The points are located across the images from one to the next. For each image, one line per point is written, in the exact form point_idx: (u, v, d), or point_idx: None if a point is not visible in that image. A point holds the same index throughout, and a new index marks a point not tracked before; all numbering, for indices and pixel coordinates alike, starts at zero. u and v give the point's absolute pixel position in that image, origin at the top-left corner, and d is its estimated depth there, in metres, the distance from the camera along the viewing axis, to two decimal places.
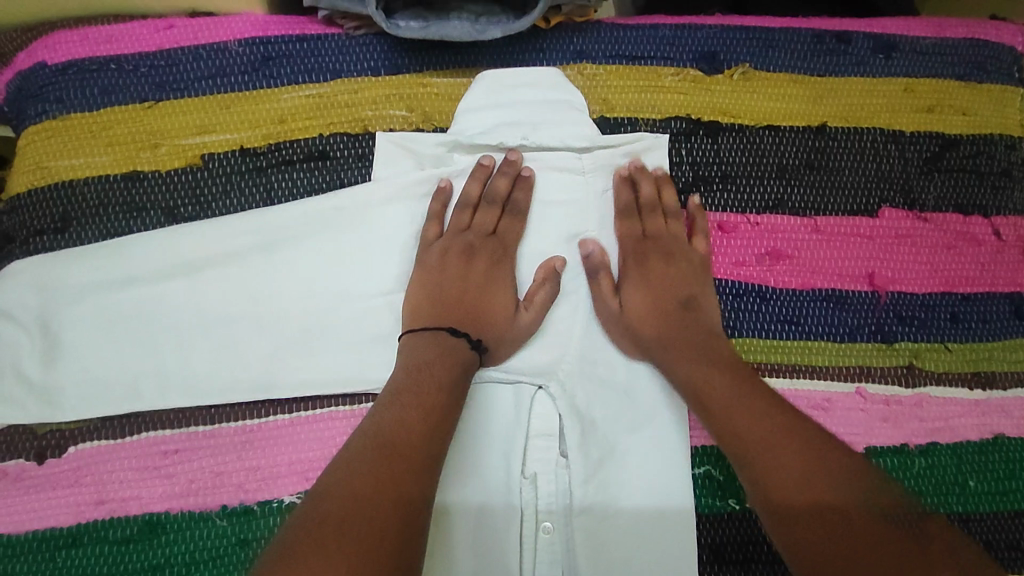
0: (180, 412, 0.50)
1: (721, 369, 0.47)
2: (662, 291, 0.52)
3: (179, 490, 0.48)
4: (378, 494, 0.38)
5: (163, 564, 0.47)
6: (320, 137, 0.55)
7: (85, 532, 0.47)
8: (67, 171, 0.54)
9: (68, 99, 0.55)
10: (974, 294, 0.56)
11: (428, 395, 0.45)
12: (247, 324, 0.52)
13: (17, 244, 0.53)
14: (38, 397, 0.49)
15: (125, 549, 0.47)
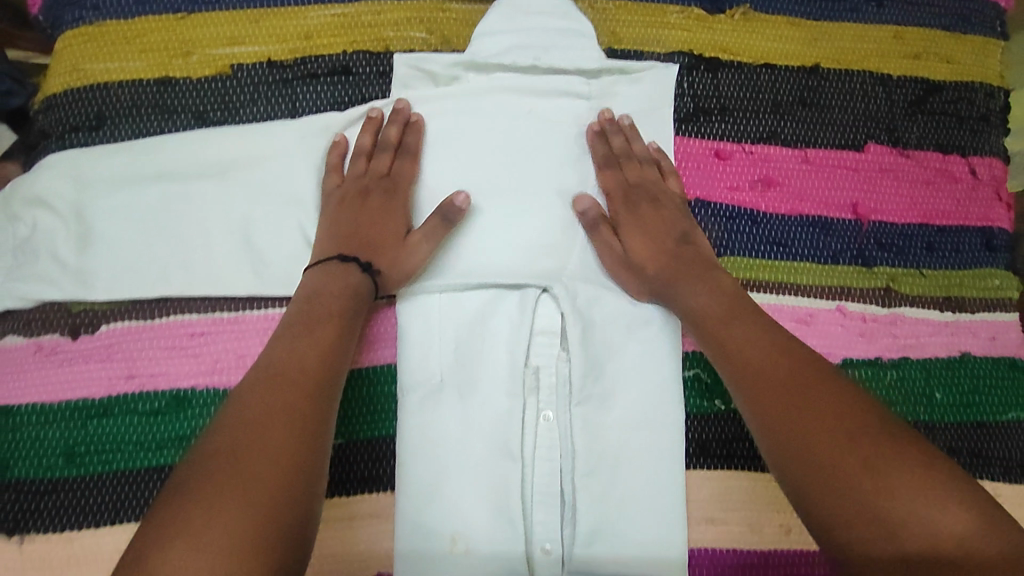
0: (210, 300, 0.53)
1: (722, 307, 0.50)
2: (659, 237, 0.55)
3: (205, 368, 0.52)
4: (247, 458, 0.38)
5: (190, 435, 0.51)
6: (343, 53, 0.58)
7: (116, 404, 0.51)
8: (103, 74, 0.56)
9: (103, 7, 0.57)
10: (949, 226, 0.60)
11: (309, 347, 0.46)
12: (269, 220, 0.54)
13: (53, 140, 0.56)
14: (70, 277, 0.52)
15: (154, 421, 0.51)
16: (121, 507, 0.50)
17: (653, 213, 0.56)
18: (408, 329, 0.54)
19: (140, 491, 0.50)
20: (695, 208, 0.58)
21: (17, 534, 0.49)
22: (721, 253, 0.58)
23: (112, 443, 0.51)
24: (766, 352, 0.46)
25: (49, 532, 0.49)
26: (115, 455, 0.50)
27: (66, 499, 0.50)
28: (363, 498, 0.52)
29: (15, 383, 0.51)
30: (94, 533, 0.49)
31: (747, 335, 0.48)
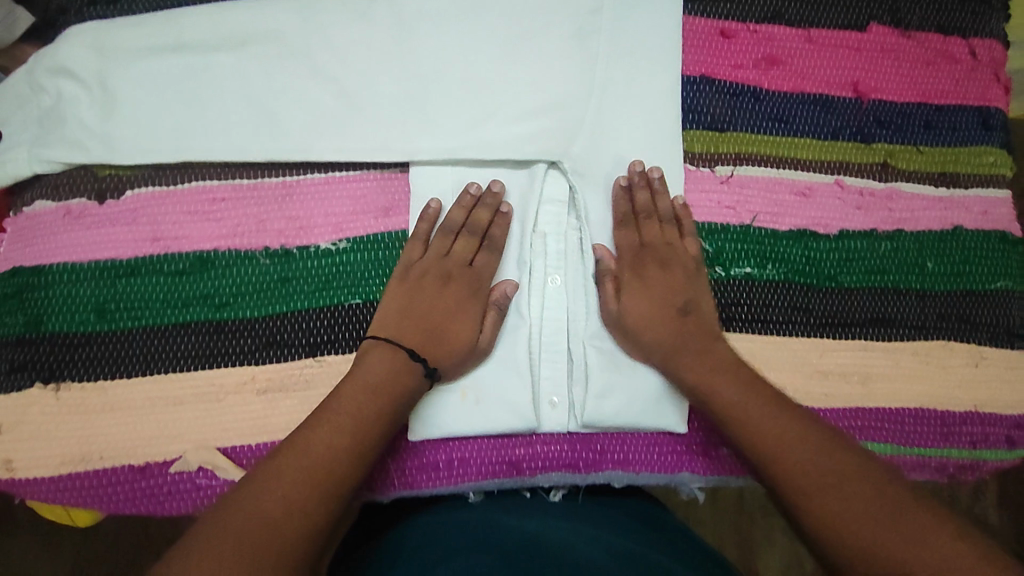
0: (227, 168, 0.56)
1: (734, 386, 0.50)
2: (659, 300, 0.54)
3: (227, 232, 0.55)
4: (261, 523, 0.41)
5: (213, 293, 0.54)
6: None
7: (142, 265, 0.53)
8: None
9: None
10: (947, 106, 0.62)
11: (351, 432, 0.47)
12: (287, 96, 0.56)
13: (73, 15, 0.58)
14: (95, 141, 0.54)
15: (179, 280, 0.54)
16: (150, 360, 0.53)
17: (661, 271, 0.55)
18: (421, 195, 0.57)
19: (168, 346, 0.53)
20: (700, 85, 0.60)
21: (52, 383, 0.52)
22: (724, 129, 0.60)
23: (140, 301, 0.53)
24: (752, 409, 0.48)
25: (84, 381, 0.52)
26: (143, 313, 0.53)
27: (98, 353, 0.52)
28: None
29: (45, 243, 0.54)
30: (126, 384, 0.52)
31: (740, 397, 0.49)
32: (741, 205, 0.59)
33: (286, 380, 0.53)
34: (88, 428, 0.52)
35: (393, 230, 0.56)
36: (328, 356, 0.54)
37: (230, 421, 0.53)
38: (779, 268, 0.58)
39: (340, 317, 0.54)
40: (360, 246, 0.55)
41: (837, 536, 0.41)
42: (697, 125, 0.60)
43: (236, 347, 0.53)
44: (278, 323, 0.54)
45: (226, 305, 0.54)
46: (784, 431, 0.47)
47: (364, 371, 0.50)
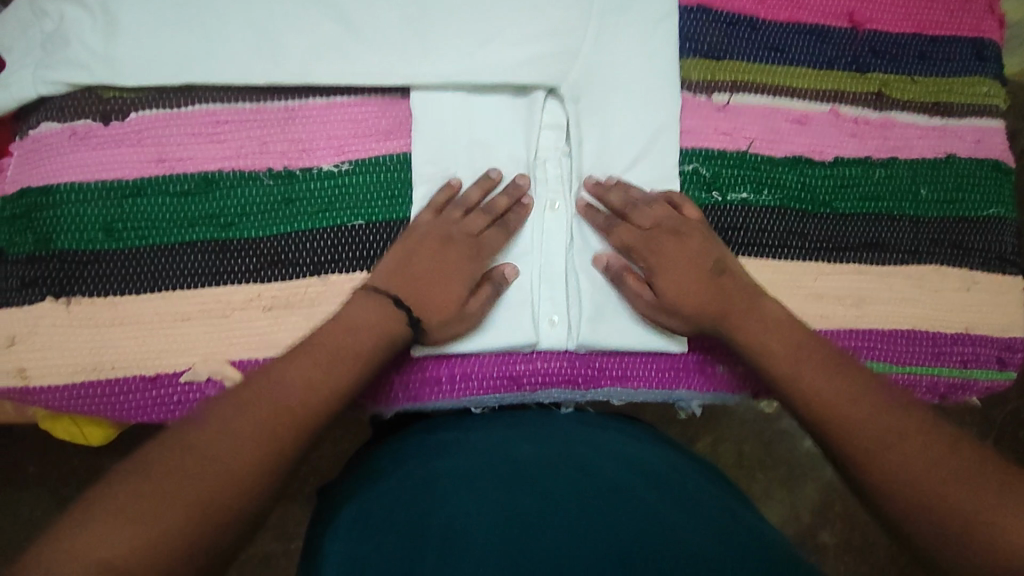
0: (230, 92, 0.57)
1: (782, 345, 0.50)
2: (693, 263, 0.54)
3: (231, 154, 0.57)
4: (239, 440, 0.40)
5: (217, 212, 0.56)
6: None
7: (149, 185, 0.56)
8: None
9: None
10: (942, 37, 0.63)
11: (335, 368, 0.46)
12: (283, 18, 0.57)
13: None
14: (99, 60, 0.55)
15: (184, 199, 0.56)
16: (158, 277, 0.55)
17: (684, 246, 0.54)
18: (422, 119, 0.58)
19: (174, 263, 0.55)
20: (698, 14, 0.62)
21: (63, 298, 0.54)
22: (722, 57, 0.62)
23: (147, 220, 0.55)
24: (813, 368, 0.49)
25: (94, 296, 0.54)
26: (151, 231, 0.55)
27: (106, 269, 0.54)
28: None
29: (54, 162, 0.56)
30: (135, 299, 0.54)
31: (794, 355, 0.50)
32: (737, 131, 0.60)
33: (292, 297, 0.56)
34: (99, 339, 0.54)
35: (394, 152, 0.58)
36: (331, 275, 0.56)
37: (238, 336, 0.55)
38: (775, 194, 0.59)
39: (343, 237, 0.56)
40: (361, 168, 0.58)
41: (877, 474, 0.42)
42: (695, 53, 0.62)
43: (241, 266, 0.55)
44: (283, 242, 0.56)
45: (232, 225, 0.56)
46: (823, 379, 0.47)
47: (352, 319, 0.49)
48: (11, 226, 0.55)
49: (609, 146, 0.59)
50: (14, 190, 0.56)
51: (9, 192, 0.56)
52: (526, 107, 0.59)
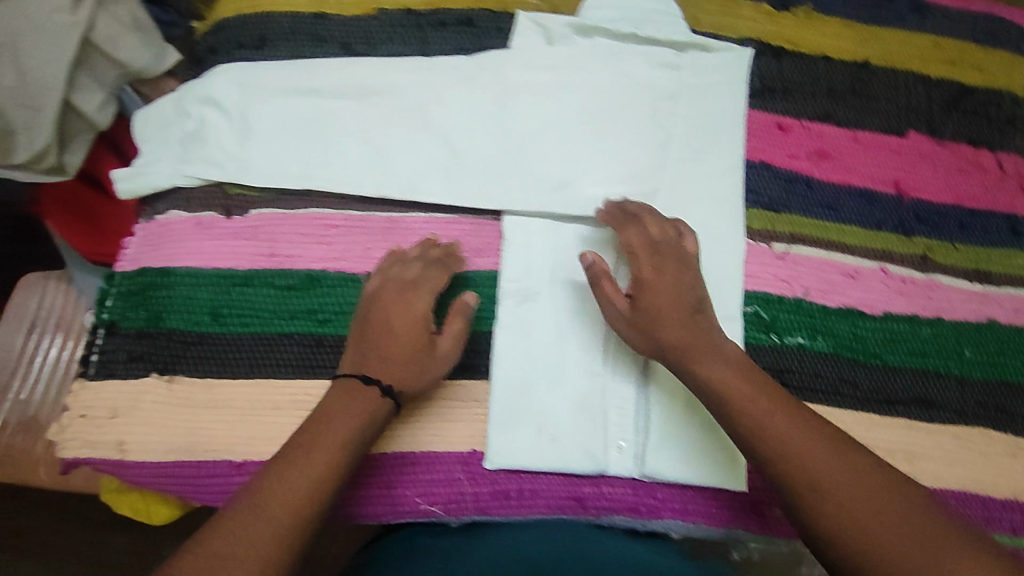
0: (341, 198, 0.64)
1: (767, 399, 0.51)
2: (680, 295, 0.57)
3: (336, 256, 0.62)
4: (246, 548, 0.43)
5: (317, 308, 0.61)
6: (470, 9, 0.69)
7: (257, 277, 0.61)
8: (270, 5, 0.68)
9: None
10: (979, 209, 0.70)
11: (325, 461, 0.49)
12: (399, 140, 0.65)
13: (219, 55, 0.67)
14: (232, 161, 0.62)
15: (288, 294, 0.61)
16: (255, 364, 0.59)
17: (666, 277, 0.57)
18: (513, 241, 0.64)
19: (271, 352, 0.59)
20: (760, 170, 0.70)
21: (166, 374, 0.58)
22: (781, 209, 0.69)
23: (251, 309, 0.60)
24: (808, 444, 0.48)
25: (194, 377, 0.58)
26: (255, 321, 0.60)
27: (209, 351, 0.59)
28: (460, 381, 0.61)
29: (173, 248, 0.61)
30: (232, 382, 0.58)
31: (795, 434, 0.49)
32: (794, 280, 0.67)
33: None
34: (192, 422, 0.57)
35: (483, 269, 0.63)
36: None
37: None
38: (829, 342, 0.64)
39: None
40: (452, 281, 0.63)
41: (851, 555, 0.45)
42: (756, 204, 0.69)
43: (333, 362, 0.60)
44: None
45: (328, 322, 0.61)
46: (821, 457, 0.48)
47: (329, 416, 0.52)
48: (127, 302, 0.60)
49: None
50: (133, 269, 0.61)
51: (127, 270, 0.62)
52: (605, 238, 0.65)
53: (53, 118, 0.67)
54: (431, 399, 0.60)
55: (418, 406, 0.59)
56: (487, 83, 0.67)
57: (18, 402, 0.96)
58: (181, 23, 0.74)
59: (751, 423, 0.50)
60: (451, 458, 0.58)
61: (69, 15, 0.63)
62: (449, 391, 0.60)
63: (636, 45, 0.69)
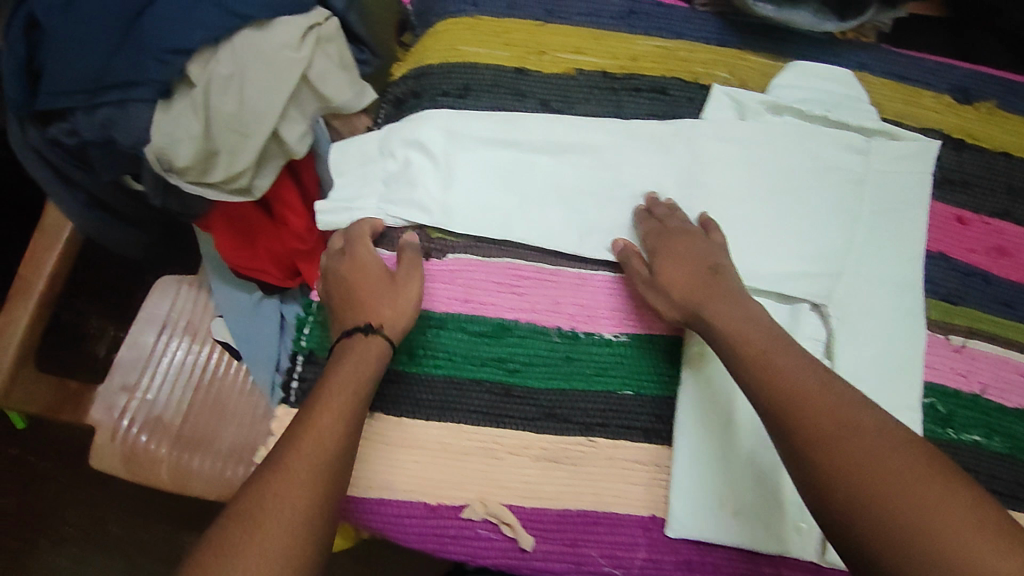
0: (535, 252, 0.67)
1: (806, 373, 0.53)
2: (693, 263, 0.62)
3: (527, 307, 0.66)
4: (299, 485, 0.48)
5: (509, 358, 0.65)
6: (661, 77, 0.72)
7: (452, 321, 0.65)
8: (473, 56, 0.70)
9: (482, 5, 0.72)
10: None
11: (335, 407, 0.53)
12: (595, 200, 0.69)
13: (424, 100, 0.70)
14: (437, 206, 0.66)
15: (483, 340, 0.65)
16: (450, 407, 0.63)
17: (681, 252, 0.63)
18: None
19: (464, 397, 0.63)
20: (940, 261, 0.72)
21: (366, 409, 0.62)
22: (959, 302, 0.71)
23: (446, 352, 0.64)
24: (837, 426, 0.50)
25: (393, 413, 0.62)
26: (448, 363, 0.64)
27: (405, 390, 0.63)
28: (643, 444, 0.64)
29: None
30: (428, 423, 0.62)
31: (819, 406, 0.51)
32: (970, 375, 0.69)
33: (561, 453, 0.63)
34: (393, 458, 0.61)
35: (666, 333, 0.66)
36: (598, 437, 0.64)
37: (510, 481, 0.62)
38: (1005, 442, 0.68)
39: (613, 402, 0.64)
40: (636, 342, 0.66)
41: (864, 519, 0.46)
42: (934, 294, 0.71)
43: (521, 412, 0.64)
44: (560, 397, 0.64)
45: (519, 372, 0.64)
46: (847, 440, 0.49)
47: (339, 363, 0.56)
48: None
49: (853, 364, 0.67)
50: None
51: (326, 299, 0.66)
52: (788, 314, 0.68)
53: (258, 145, 0.69)
54: (615, 459, 0.63)
55: (603, 465, 0.63)
56: (680, 151, 0.70)
57: (144, 403, 1.00)
58: (372, 61, 0.78)
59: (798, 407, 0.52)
60: (632, 521, 0.63)
61: (295, 51, 0.67)
62: (633, 452, 0.64)
63: (824, 127, 0.71)
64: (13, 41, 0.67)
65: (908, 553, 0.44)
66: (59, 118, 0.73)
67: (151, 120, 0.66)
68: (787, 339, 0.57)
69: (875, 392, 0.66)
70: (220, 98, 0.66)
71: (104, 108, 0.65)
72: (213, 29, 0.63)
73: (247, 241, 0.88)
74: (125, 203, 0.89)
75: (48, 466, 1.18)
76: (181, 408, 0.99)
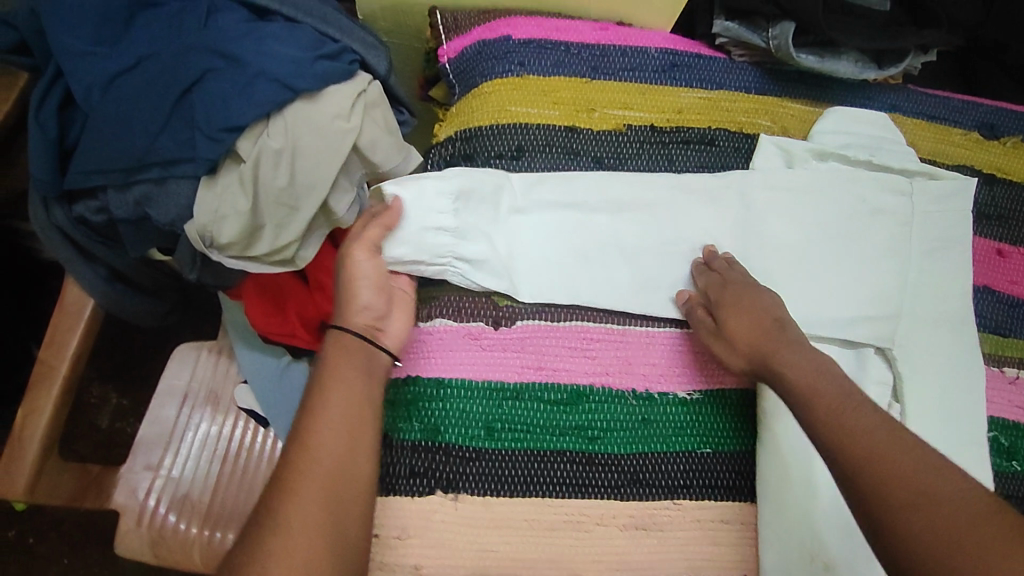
0: (602, 313, 0.67)
1: (815, 377, 0.57)
2: (757, 314, 0.62)
3: (601, 371, 0.65)
4: (308, 487, 0.51)
5: (587, 425, 0.63)
6: (708, 128, 0.75)
7: (526, 390, 0.63)
8: (525, 116, 0.73)
9: (529, 65, 0.75)
10: None
11: (340, 408, 0.55)
12: (653, 254, 0.69)
13: (477, 162, 0.71)
14: (502, 272, 0.66)
15: (558, 408, 0.63)
16: (531, 482, 0.61)
17: (744, 302, 0.63)
18: None
19: (545, 470, 0.61)
20: (986, 294, 0.73)
21: (449, 492, 0.60)
22: (1007, 333, 0.72)
23: (523, 424, 0.62)
24: (925, 497, 0.48)
25: (474, 494, 0.60)
26: (526, 436, 0.62)
27: (484, 468, 0.61)
28: (729, 502, 0.63)
29: (445, 359, 0.63)
30: (511, 501, 0.60)
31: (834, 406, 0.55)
32: None
33: (648, 519, 0.61)
34: (480, 540, 0.59)
35: (738, 388, 0.66)
36: (683, 500, 0.62)
37: (602, 553, 0.60)
38: None
39: (695, 463, 0.63)
40: (710, 398, 0.65)
41: (906, 518, 0.47)
42: (984, 328, 0.72)
43: (605, 482, 0.62)
44: (642, 462, 0.63)
45: (599, 439, 0.63)
46: (932, 510, 0.47)
47: (338, 374, 0.57)
48: (396, 411, 0.62)
49: (924, 407, 0.66)
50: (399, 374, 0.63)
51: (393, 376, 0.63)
52: (854, 359, 0.69)
53: (307, 218, 0.67)
54: (702, 521, 0.62)
55: (691, 528, 0.62)
56: (732, 201, 0.71)
57: (169, 479, 0.94)
58: (411, 121, 0.78)
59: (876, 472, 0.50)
60: None
61: (346, 121, 0.66)
62: (718, 512, 0.63)
63: (871, 171, 0.74)
64: (45, 123, 0.63)
65: (939, 549, 0.45)
66: (87, 196, 0.69)
67: (195, 196, 0.65)
68: (854, 393, 0.56)
69: (949, 434, 0.65)
70: (269, 173, 0.64)
71: (138, 186, 0.65)
72: (265, 102, 0.62)
73: (281, 308, 0.83)
74: (148, 274, 0.85)
75: (52, 547, 1.10)
76: (207, 484, 0.94)
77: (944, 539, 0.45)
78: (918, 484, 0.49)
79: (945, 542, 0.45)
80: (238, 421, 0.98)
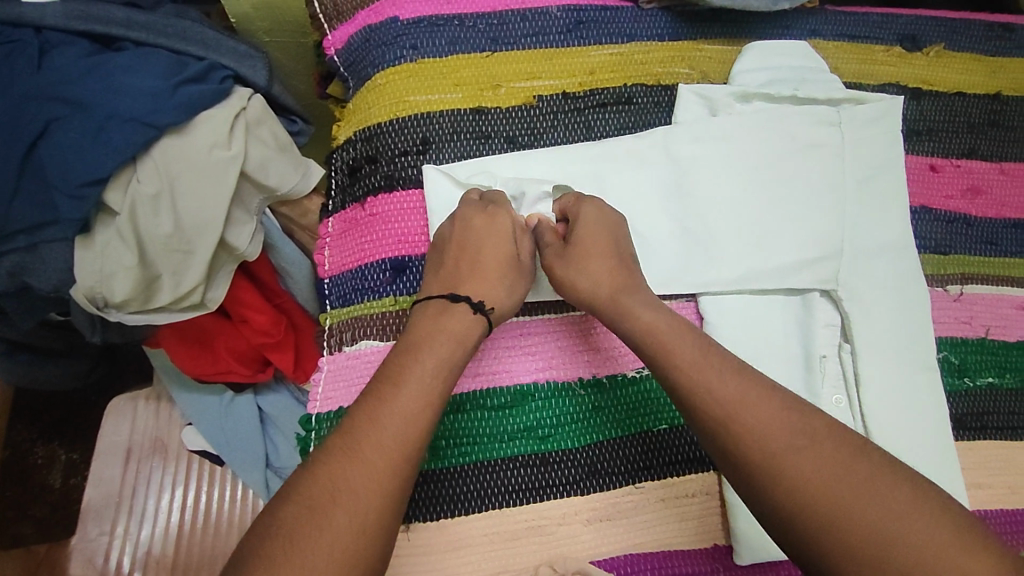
0: (534, 304, 0.66)
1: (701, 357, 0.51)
2: (596, 269, 0.58)
3: (542, 364, 0.64)
4: (351, 453, 0.46)
5: (535, 424, 0.62)
6: (624, 86, 0.71)
7: (469, 401, 0.62)
8: (425, 104, 0.67)
9: (422, 47, 0.68)
10: None
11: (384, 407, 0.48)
12: None
13: (382, 163, 0.66)
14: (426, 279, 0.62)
15: (504, 412, 0.62)
16: (486, 494, 0.60)
17: (586, 249, 0.59)
18: (712, 320, 0.65)
19: (501, 478, 0.61)
20: (923, 213, 0.72)
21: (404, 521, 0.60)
22: (947, 250, 0.71)
23: (469, 436, 0.62)
24: (829, 472, 0.44)
25: (430, 519, 0.60)
26: (475, 447, 0.61)
27: (438, 489, 0.60)
28: (693, 476, 0.63)
29: None
30: (470, 518, 0.60)
31: (741, 391, 0.49)
32: (975, 320, 0.69)
33: (613, 509, 0.61)
34: (446, 562, 0.59)
35: None
36: (645, 482, 0.62)
37: (571, 550, 0.60)
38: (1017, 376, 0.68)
39: (654, 443, 0.63)
40: None
41: (837, 522, 0.43)
42: (925, 250, 0.71)
43: (563, 479, 0.61)
44: (598, 451, 0.62)
45: (550, 437, 0.62)
46: (793, 451, 0.46)
47: (425, 334, 0.53)
48: None
49: (872, 341, 0.65)
50: (330, 408, 0.62)
51: (323, 411, 0.62)
52: (801, 307, 0.67)
53: (206, 260, 0.60)
54: (666, 500, 0.62)
55: (659, 508, 0.62)
56: (658, 161, 0.68)
57: (129, 538, 0.89)
58: (307, 128, 0.72)
59: (746, 429, 0.47)
60: (699, 555, 0.61)
61: (226, 148, 0.59)
62: (685, 487, 0.63)
63: (796, 105, 0.70)
64: None
65: (868, 551, 0.41)
66: None
67: (73, 259, 0.57)
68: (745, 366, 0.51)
69: (898, 364, 0.65)
70: (149, 222, 0.57)
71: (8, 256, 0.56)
72: (125, 143, 0.54)
73: (206, 346, 0.76)
74: (53, 337, 0.77)
75: None
76: (171, 534, 0.89)
77: (876, 539, 0.41)
78: (817, 454, 0.45)
79: (874, 541, 0.41)
80: (191, 465, 0.92)
